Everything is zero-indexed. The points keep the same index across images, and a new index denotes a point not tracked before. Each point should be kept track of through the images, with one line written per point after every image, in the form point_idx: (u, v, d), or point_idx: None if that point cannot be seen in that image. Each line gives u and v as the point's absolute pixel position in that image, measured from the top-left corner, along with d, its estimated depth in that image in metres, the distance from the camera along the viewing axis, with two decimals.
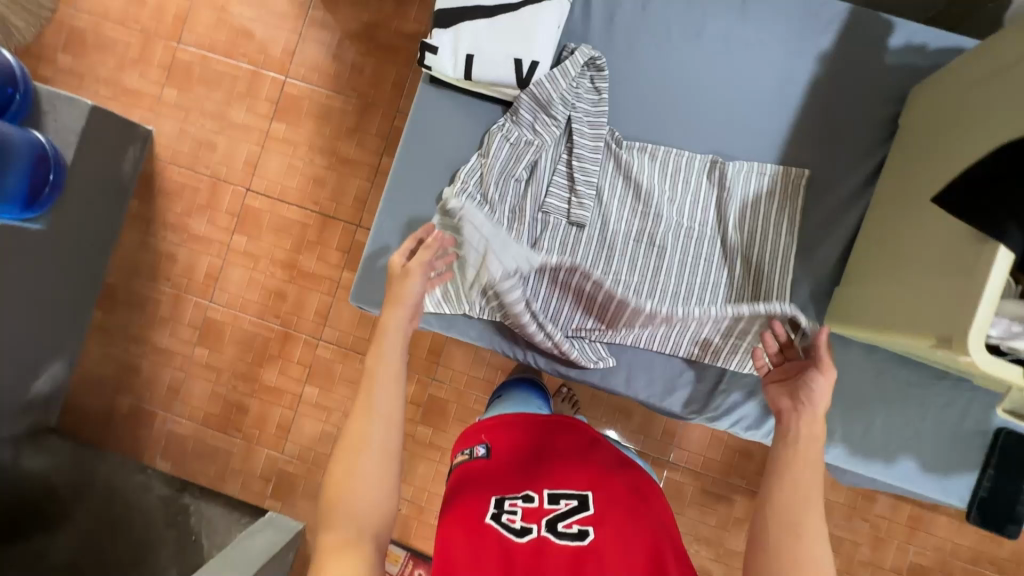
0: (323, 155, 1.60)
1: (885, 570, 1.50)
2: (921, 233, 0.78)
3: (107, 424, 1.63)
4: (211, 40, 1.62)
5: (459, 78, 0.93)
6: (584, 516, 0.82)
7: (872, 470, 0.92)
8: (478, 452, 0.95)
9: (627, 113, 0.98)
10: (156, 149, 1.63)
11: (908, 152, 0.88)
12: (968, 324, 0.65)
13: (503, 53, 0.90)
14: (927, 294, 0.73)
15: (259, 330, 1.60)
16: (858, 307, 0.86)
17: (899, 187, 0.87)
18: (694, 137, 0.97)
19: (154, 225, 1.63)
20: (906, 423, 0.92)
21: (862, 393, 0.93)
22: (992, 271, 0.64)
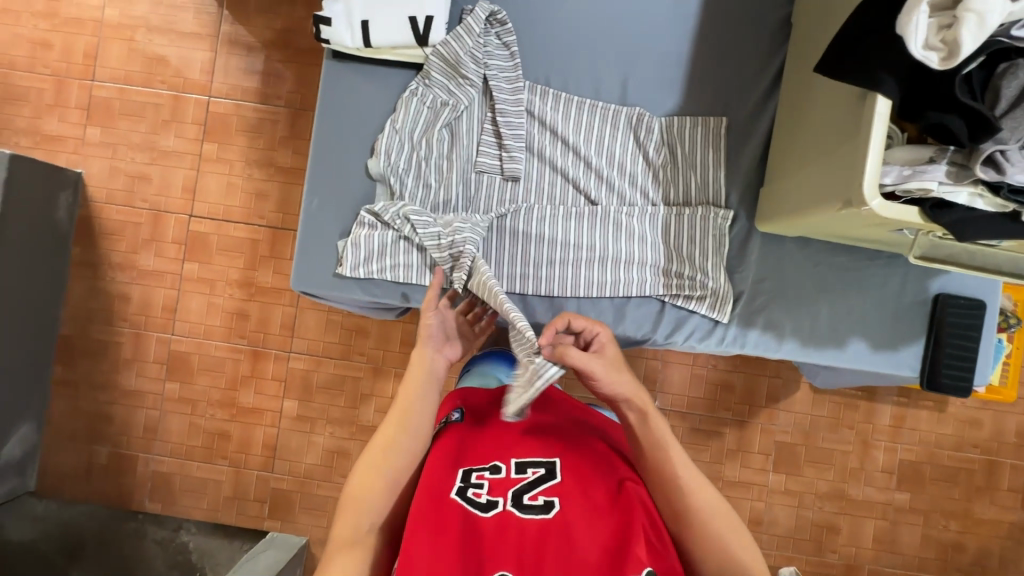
0: (262, 168, 1.58)
1: (878, 473, 1.54)
2: (822, 123, 0.81)
3: (87, 478, 1.59)
4: (126, 72, 1.59)
5: (359, 46, 0.92)
6: (549, 487, 0.80)
7: (826, 357, 0.93)
8: (452, 418, 0.95)
9: (538, 60, 0.98)
10: (90, 191, 1.59)
11: (799, 51, 0.91)
12: (862, 177, 0.69)
13: (398, 14, 0.90)
14: (828, 167, 0.77)
15: (227, 354, 1.57)
16: (777, 204, 0.89)
17: (798, 80, 0.90)
18: (604, 75, 0.98)
19: (100, 268, 1.59)
20: (852, 307, 0.94)
21: (806, 287, 0.95)
22: (874, 120, 0.68)
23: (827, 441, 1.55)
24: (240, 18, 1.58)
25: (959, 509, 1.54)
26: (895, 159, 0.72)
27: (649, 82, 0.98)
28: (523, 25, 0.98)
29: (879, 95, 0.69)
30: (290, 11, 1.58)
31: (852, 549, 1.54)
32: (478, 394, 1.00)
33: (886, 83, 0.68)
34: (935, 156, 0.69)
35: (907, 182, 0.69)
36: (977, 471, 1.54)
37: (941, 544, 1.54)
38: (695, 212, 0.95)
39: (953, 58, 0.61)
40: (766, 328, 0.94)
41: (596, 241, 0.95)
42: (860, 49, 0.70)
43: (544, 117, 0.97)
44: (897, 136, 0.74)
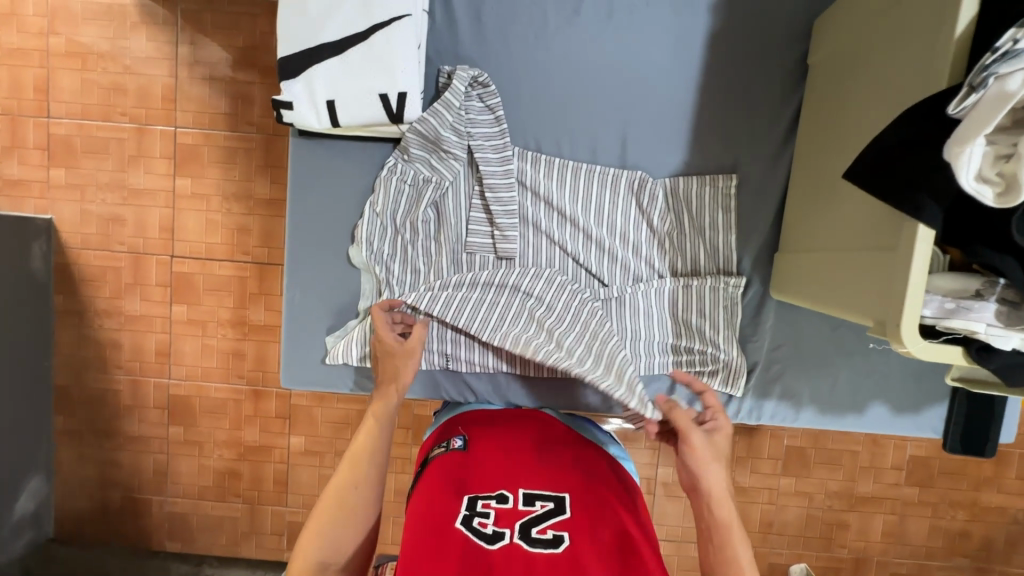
0: (241, 202, 1.50)
1: (887, 470, 1.55)
2: (848, 208, 0.74)
3: (105, 521, 1.60)
4: (82, 105, 1.48)
5: (327, 127, 0.85)
6: (558, 521, 0.76)
7: (845, 422, 0.93)
8: (454, 444, 0.89)
9: (527, 123, 0.91)
10: (63, 236, 1.51)
11: (823, 110, 0.82)
12: (900, 312, 0.62)
13: (366, 90, 0.82)
14: (856, 272, 0.70)
15: (227, 394, 1.55)
16: (796, 281, 0.84)
17: (818, 141, 0.83)
18: (600, 136, 0.90)
19: (86, 316, 1.53)
20: (873, 371, 0.93)
21: (824, 352, 0.93)
22: (914, 251, 0.60)
23: (837, 442, 1.55)
24: (198, 37, 1.45)
25: (967, 499, 1.56)
26: (938, 288, 0.65)
27: (650, 135, 0.90)
28: (508, 81, 0.89)
29: (920, 224, 0.61)
30: (251, 26, 1.44)
31: (861, 543, 1.57)
32: (482, 423, 0.95)
33: (928, 209, 0.60)
34: (983, 291, 0.63)
35: (951, 318, 0.63)
36: (985, 463, 1.54)
37: (948, 532, 1.57)
38: (702, 283, 0.91)
39: (1012, 197, 0.54)
40: (782, 397, 0.94)
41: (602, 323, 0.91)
42: (907, 160, 0.62)
43: (537, 186, 0.90)
44: (938, 259, 0.68)
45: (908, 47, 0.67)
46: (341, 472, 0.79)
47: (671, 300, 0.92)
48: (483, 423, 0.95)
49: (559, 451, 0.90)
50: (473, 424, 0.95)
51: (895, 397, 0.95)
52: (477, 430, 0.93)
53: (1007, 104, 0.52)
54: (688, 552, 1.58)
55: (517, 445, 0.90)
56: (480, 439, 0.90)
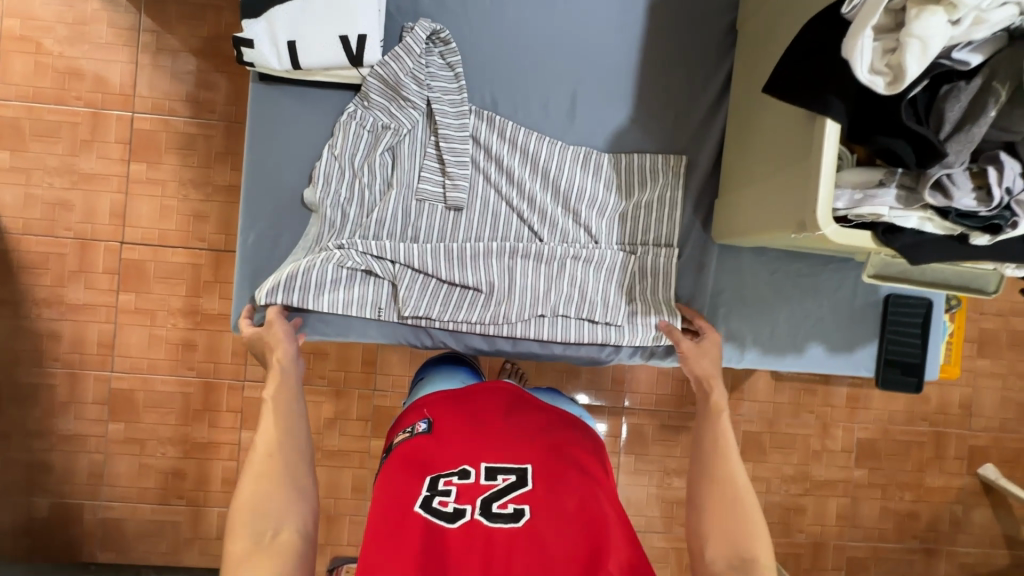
0: (199, 188, 1.48)
1: (838, 452, 1.61)
2: (772, 135, 0.82)
3: (28, 533, 1.47)
4: (34, 88, 1.45)
5: (287, 68, 0.87)
6: (519, 494, 0.76)
7: (786, 362, 0.99)
8: (418, 429, 0.86)
9: (480, 79, 0.95)
10: (3, 221, 1.44)
11: (748, 58, 0.91)
12: (816, 204, 0.69)
13: (326, 32, 0.85)
14: (780, 184, 0.78)
15: (175, 388, 1.47)
16: (735, 217, 0.90)
17: (745, 92, 0.91)
18: (548, 93, 0.96)
19: (23, 305, 1.45)
20: (808, 313, 1.00)
21: (764, 297, 0.99)
22: (824, 144, 0.69)
23: (789, 426, 1.60)
24: (161, 25, 1.46)
25: (913, 480, 1.62)
26: (847, 182, 0.73)
27: (600, 92, 0.96)
28: (467, 41, 0.95)
29: (827, 119, 0.69)
30: (216, 17, 1.47)
31: (817, 528, 1.60)
32: (446, 400, 0.91)
33: (835, 106, 0.68)
34: (885, 179, 0.71)
35: (859, 206, 0.71)
36: (926, 444, 1.62)
37: (897, 514, 1.62)
38: (647, 254, 0.97)
39: (899, 83, 0.62)
40: (728, 338, 0.99)
41: (531, 286, 0.95)
42: (815, 72, 0.70)
43: (490, 145, 0.95)
44: (847, 157, 0.76)
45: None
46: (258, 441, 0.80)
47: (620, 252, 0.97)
48: (446, 397, 0.91)
49: (525, 419, 0.89)
50: (439, 403, 0.91)
51: (830, 338, 1.01)
52: (442, 407, 0.90)
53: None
54: (652, 543, 1.57)
55: (481, 414, 0.88)
56: (445, 419, 0.87)
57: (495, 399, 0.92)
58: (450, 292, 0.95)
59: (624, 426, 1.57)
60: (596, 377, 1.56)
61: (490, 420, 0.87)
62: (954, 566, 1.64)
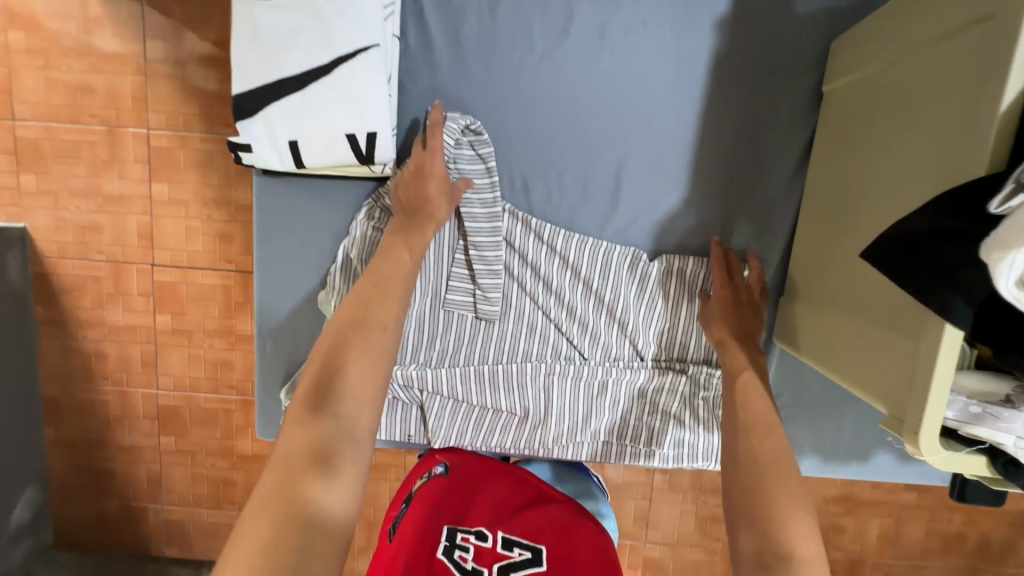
0: (221, 208, 1.43)
1: (887, 474, 1.53)
2: (871, 293, 0.80)
3: (102, 529, 1.61)
4: (48, 106, 1.39)
5: (292, 166, 0.94)
6: (536, 570, 0.76)
7: (851, 468, 1.04)
8: (435, 472, 0.95)
9: (526, 165, 1.01)
10: (38, 245, 1.45)
11: (838, 189, 0.91)
12: (920, 420, 0.68)
13: (333, 132, 0.90)
14: (879, 362, 0.77)
15: (218, 404, 1.52)
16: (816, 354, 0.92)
17: (832, 187, 0.92)
18: (594, 177, 1.01)
19: (68, 326, 1.49)
20: (877, 421, 1.03)
21: (834, 400, 1.03)
22: (938, 355, 0.66)
23: None
24: (166, 30, 1.36)
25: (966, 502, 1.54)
26: (961, 388, 0.71)
27: (656, 188, 1.01)
28: (529, 145, 1.00)
29: (948, 323, 0.65)
30: (222, 18, 1.34)
31: (856, 546, 1.57)
32: (468, 457, 0.99)
33: (956, 310, 0.64)
34: (1012, 397, 0.69)
35: (974, 424, 0.69)
36: None
37: (944, 535, 1.56)
38: (686, 372, 1.04)
39: None
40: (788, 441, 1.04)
41: (569, 404, 1.03)
42: (922, 258, 0.67)
43: (523, 251, 1.02)
44: (965, 354, 0.74)
45: (937, 100, 0.73)
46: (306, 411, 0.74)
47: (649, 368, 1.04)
48: (468, 453, 1.00)
49: (541, 505, 0.90)
50: (461, 457, 1.00)
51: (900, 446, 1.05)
52: (464, 465, 0.97)
53: None
54: (684, 556, 1.58)
55: (499, 484, 0.93)
56: (465, 477, 0.94)
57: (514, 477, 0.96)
58: (484, 414, 1.04)
59: None
60: None
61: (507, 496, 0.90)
62: None
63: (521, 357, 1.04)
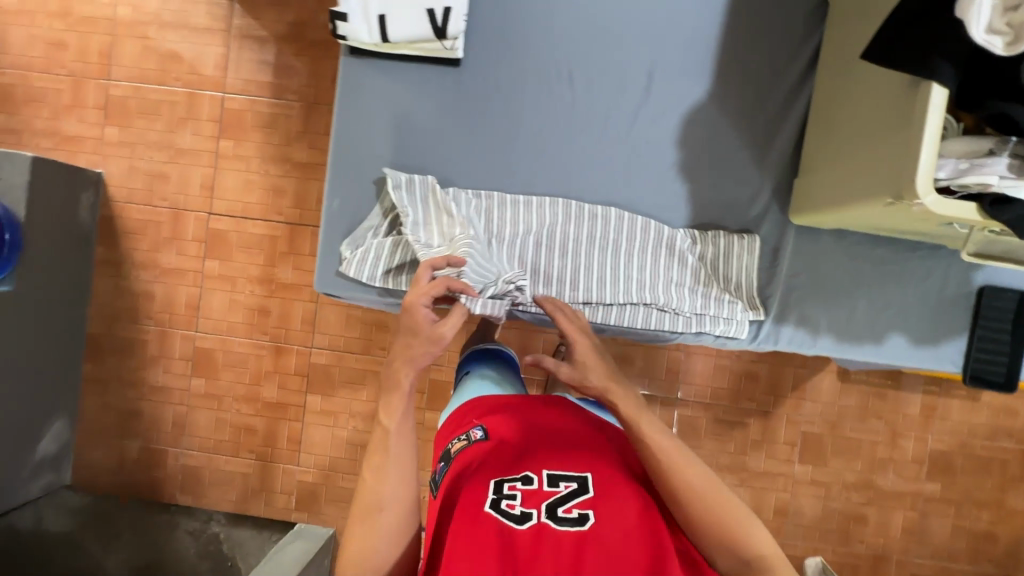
0: (278, 164, 1.57)
1: (907, 463, 1.51)
2: (869, 105, 0.78)
3: (119, 473, 1.62)
4: (141, 70, 1.59)
5: (377, 41, 0.89)
6: (583, 500, 0.76)
7: (863, 351, 0.94)
8: (475, 436, 0.89)
9: (534, 17, 0.94)
10: (111, 191, 1.60)
11: (852, 25, 0.84)
12: (914, 177, 0.67)
13: (415, 5, 0.87)
14: (877, 156, 0.74)
15: (250, 350, 1.59)
16: (815, 197, 0.88)
17: (836, 28, 0.88)
18: (606, 32, 0.94)
19: (123, 267, 1.60)
20: (890, 302, 0.94)
21: (841, 280, 0.95)
22: (928, 113, 0.65)
23: (854, 431, 1.52)
24: (252, 11, 1.57)
25: (992, 499, 1.50)
26: (951, 152, 0.69)
27: (677, 42, 0.94)
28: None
29: (935, 84, 0.65)
30: (301, 4, 1.56)
31: (880, 540, 1.52)
32: (495, 411, 0.95)
33: (942, 70, 0.64)
34: (996, 148, 0.67)
35: (964, 176, 0.67)
36: (1011, 461, 1.50)
37: (972, 534, 1.51)
38: (710, 243, 0.94)
39: (1018, 44, 0.59)
40: (800, 322, 0.95)
41: (579, 270, 0.95)
42: (916, 33, 0.67)
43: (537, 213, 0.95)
44: (952, 126, 0.72)
45: None
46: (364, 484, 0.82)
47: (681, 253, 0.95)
48: (501, 411, 0.95)
49: (579, 433, 0.88)
50: (489, 413, 0.95)
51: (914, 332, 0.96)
52: (498, 421, 0.92)
53: None
54: None
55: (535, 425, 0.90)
56: (499, 426, 0.90)
57: (550, 414, 0.93)
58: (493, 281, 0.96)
59: (677, 418, 1.54)
60: (650, 367, 1.54)
61: (542, 433, 0.88)
62: None
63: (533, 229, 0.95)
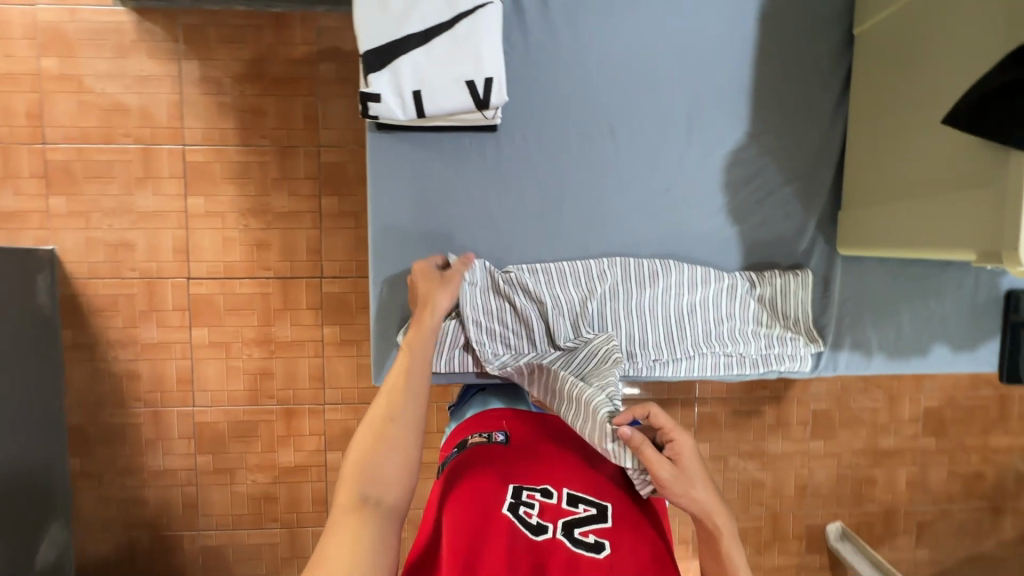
0: (258, 217, 1.46)
1: (906, 423, 1.64)
2: (923, 163, 0.90)
3: (132, 566, 1.51)
4: (81, 128, 1.41)
5: (411, 116, 0.94)
6: (600, 528, 0.76)
7: (914, 363, 1.07)
8: (496, 438, 0.89)
9: (598, 103, 1.02)
10: (68, 267, 1.43)
11: (894, 89, 0.96)
12: (1014, 241, 0.75)
13: (452, 79, 0.91)
14: (956, 214, 0.84)
15: (257, 417, 1.49)
16: (864, 234, 1.01)
17: (871, 100, 1.01)
18: (660, 113, 1.03)
19: (98, 349, 1.45)
20: (931, 315, 1.08)
21: (887, 301, 1.08)
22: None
23: (857, 402, 1.62)
24: (202, 51, 1.42)
25: (978, 443, 1.66)
26: None
27: (715, 106, 1.04)
28: (581, 74, 1.01)
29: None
30: (257, 38, 1.42)
31: (888, 497, 1.66)
32: (524, 416, 0.95)
33: None
34: None
35: None
36: (991, 407, 1.65)
37: (965, 477, 1.67)
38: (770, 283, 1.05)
39: None
40: (854, 346, 1.07)
41: (665, 332, 1.03)
42: (1004, 111, 0.77)
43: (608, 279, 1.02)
44: None
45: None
46: (377, 406, 0.86)
47: (745, 299, 1.05)
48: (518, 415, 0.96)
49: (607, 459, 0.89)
50: (517, 419, 0.94)
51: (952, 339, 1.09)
52: (523, 428, 0.92)
53: None
54: None
55: (564, 438, 0.91)
56: (524, 434, 0.91)
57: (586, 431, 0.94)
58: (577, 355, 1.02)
59: (697, 416, 1.59)
60: None
61: (571, 449, 0.88)
62: (1020, 521, 1.69)
63: (617, 297, 1.02)
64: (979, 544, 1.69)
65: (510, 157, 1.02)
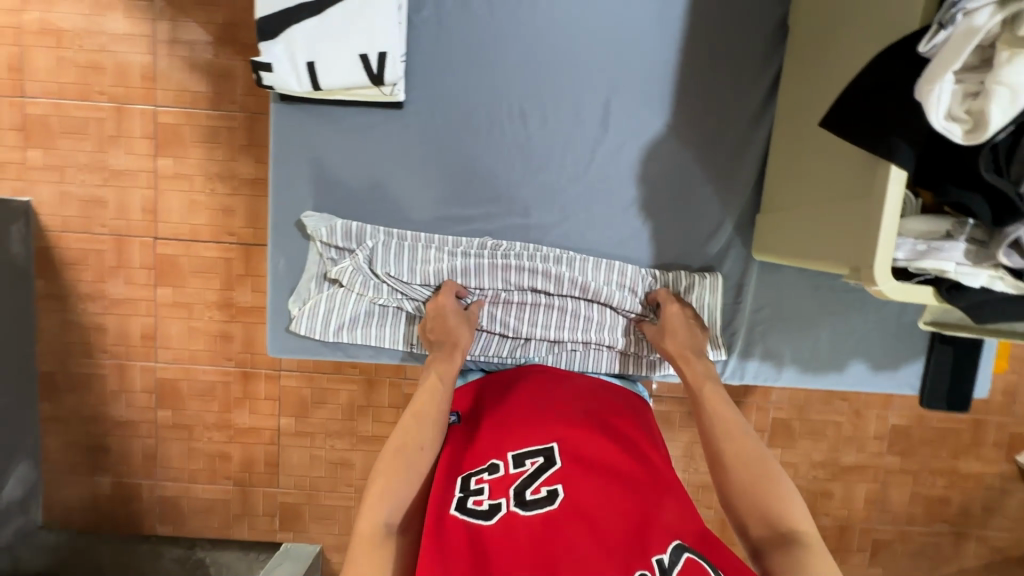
0: (224, 181, 1.48)
1: (870, 439, 1.59)
2: (824, 168, 0.89)
3: (95, 508, 1.59)
4: (59, 84, 1.44)
5: (308, 89, 0.97)
6: (549, 475, 0.80)
7: (829, 377, 1.10)
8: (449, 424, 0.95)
9: (511, 87, 1.02)
10: (42, 219, 1.48)
11: (812, 87, 0.93)
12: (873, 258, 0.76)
13: (345, 53, 0.94)
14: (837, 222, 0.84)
15: (216, 377, 1.54)
16: (771, 238, 1.00)
17: (792, 98, 0.98)
18: (575, 101, 1.03)
19: (69, 300, 1.51)
20: (852, 330, 1.09)
21: (809, 314, 1.09)
22: (886, 192, 0.74)
23: (820, 413, 1.58)
24: (177, 12, 1.42)
25: (947, 466, 1.60)
26: (910, 232, 0.78)
27: (632, 99, 1.03)
28: (498, 56, 1.02)
29: (893, 165, 0.73)
30: (230, 2, 1.42)
31: (844, 511, 1.61)
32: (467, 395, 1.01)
33: (900, 151, 0.73)
34: (953, 231, 0.76)
35: (920, 259, 0.76)
36: (964, 431, 1.58)
37: (928, 499, 1.61)
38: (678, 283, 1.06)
39: (980, 132, 0.66)
40: (765, 355, 1.10)
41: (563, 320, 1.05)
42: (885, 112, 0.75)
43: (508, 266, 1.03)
44: (912, 203, 0.81)
45: None
46: (402, 432, 0.89)
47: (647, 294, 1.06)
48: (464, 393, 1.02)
49: (558, 399, 0.95)
50: (462, 399, 1.01)
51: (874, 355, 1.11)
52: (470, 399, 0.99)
53: (974, 37, 0.64)
54: None
55: (506, 403, 0.96)
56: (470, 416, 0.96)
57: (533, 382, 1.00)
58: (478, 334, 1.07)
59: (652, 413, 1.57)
60: None
61: (515, 408, 0.93)
62: (984, 549, 1.63)
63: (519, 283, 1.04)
64: (936, 568, 1.64)
65: (420, 137, 1.04)
